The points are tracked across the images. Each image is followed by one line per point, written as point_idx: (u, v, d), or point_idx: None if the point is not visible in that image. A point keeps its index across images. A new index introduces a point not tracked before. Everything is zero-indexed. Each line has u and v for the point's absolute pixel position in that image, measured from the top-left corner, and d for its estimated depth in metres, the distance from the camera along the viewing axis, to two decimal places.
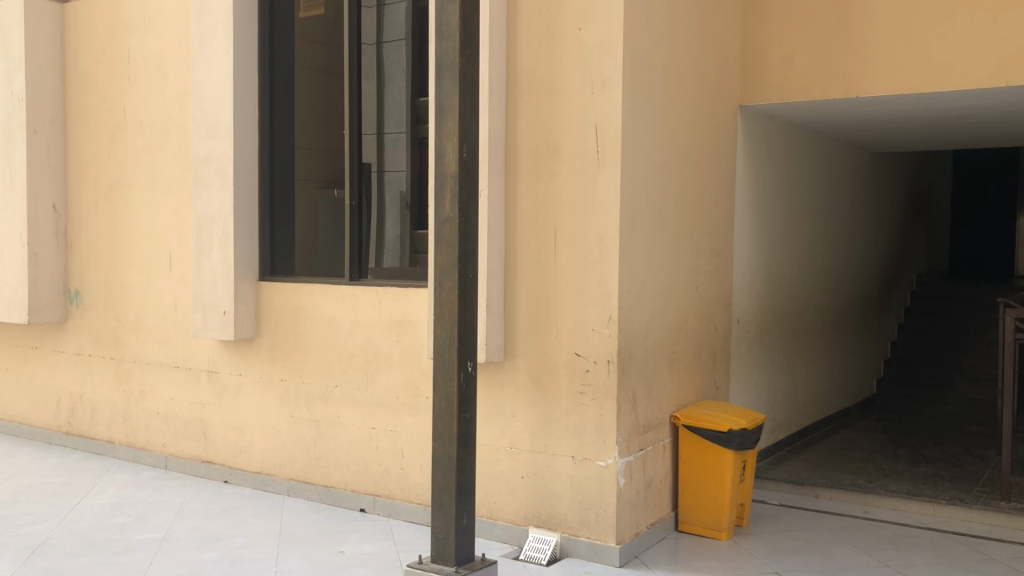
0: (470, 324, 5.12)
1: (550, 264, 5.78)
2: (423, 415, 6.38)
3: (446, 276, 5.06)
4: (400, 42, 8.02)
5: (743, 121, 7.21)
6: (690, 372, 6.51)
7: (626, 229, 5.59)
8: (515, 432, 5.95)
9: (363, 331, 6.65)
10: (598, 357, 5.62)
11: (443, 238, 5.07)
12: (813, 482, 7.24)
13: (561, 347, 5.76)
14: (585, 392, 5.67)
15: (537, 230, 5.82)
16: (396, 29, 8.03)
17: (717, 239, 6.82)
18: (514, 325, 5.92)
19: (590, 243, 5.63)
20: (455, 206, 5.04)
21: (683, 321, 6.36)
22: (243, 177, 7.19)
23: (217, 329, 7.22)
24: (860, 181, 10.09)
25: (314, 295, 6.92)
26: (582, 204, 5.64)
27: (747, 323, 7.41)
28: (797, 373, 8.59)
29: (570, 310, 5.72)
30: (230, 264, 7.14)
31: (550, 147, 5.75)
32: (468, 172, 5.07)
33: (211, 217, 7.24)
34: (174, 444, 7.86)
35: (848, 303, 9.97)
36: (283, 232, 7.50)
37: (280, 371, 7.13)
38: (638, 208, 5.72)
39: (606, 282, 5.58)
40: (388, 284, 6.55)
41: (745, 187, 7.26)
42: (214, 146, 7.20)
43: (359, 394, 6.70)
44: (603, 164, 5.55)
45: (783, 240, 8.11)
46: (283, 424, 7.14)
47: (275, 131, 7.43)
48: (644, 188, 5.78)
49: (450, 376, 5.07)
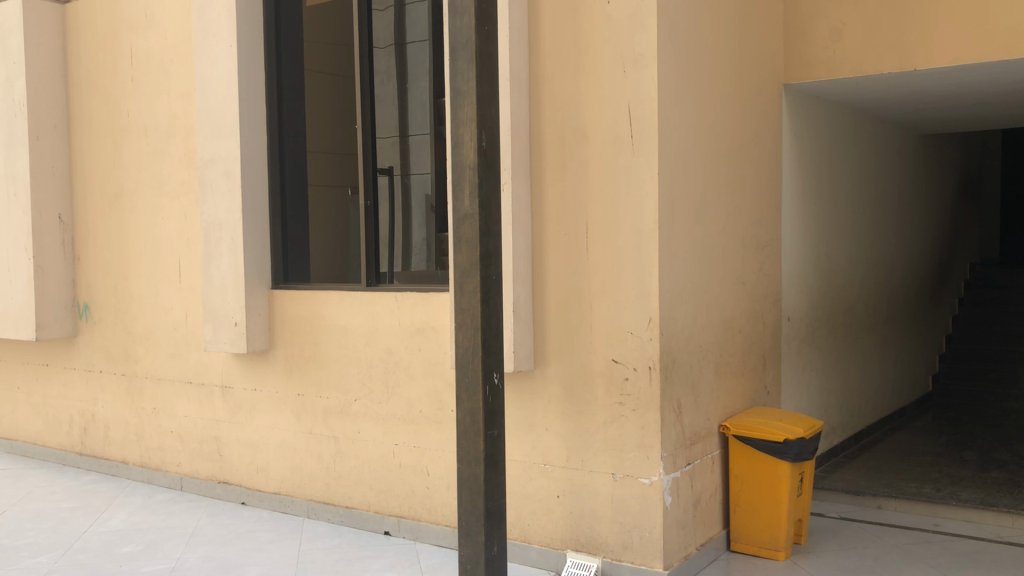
0: (494, 331, 4.61)
1: (583, 262, 5.26)
2: (448, 430, 5.89)
3: (467, 278, 4.56)
4: (424, 39, 6.75)
5: (788, 103, 6.63)
6: (738, 376, 5.96)
7: (665, 221, 5.06)
8: (549, 447, 5.44)
9: (381, 340, 6.18)
10: (638, 363, 5.08)
11: (463, 236, 4.57)
12: (876, 492, 6.64)
13: (596, 352, 5.23)
14: (624, 402, 5.14)
15: (567, 226, 5.30)
16: (417, 27, 6.57)
17: (763, 231, 6.26)
18: (544, 330, 5.41)
19: (626, 237, 5.10)
20: (475, 200, 4.53)
21: (729, 320, 5.82)
22: (251, 179, 6.74)
23: (228, 341, 6.78)
24: (910, 165, 9.44)
25: (329, 303, 6.45)
26: (617, 195, 5.12)
27: (797, 321, 6.84)
28: (851, 373, 7.99)
29: (605, 312, 5.19)
30: (240, 272, 6.69)
31: (578, 133, 5.23)
32: (488, 162, 4.57)
33: (219, 222, 6.80)
34: (189, 463, 7.43)
35: (901, 296, 9.33)
36: (296, 238, 7.04)
37: (296, 385, 6.67)
38: (678, 197, 5.19)
39: (645, 280, 5.04)
40: (407, 289, 6.07)
41: (792, 174, 6.70)
42: (220, 147, 6.76)
43: (380, 409, 6.22)
44: (638, 149, 5.02)
45: (833, 232, 7.51)
46: (301, 441, 6.69)
47: (284, 129, 6.98)
48: (683, 175, 5.24)
49: (474, 389, 4.57)
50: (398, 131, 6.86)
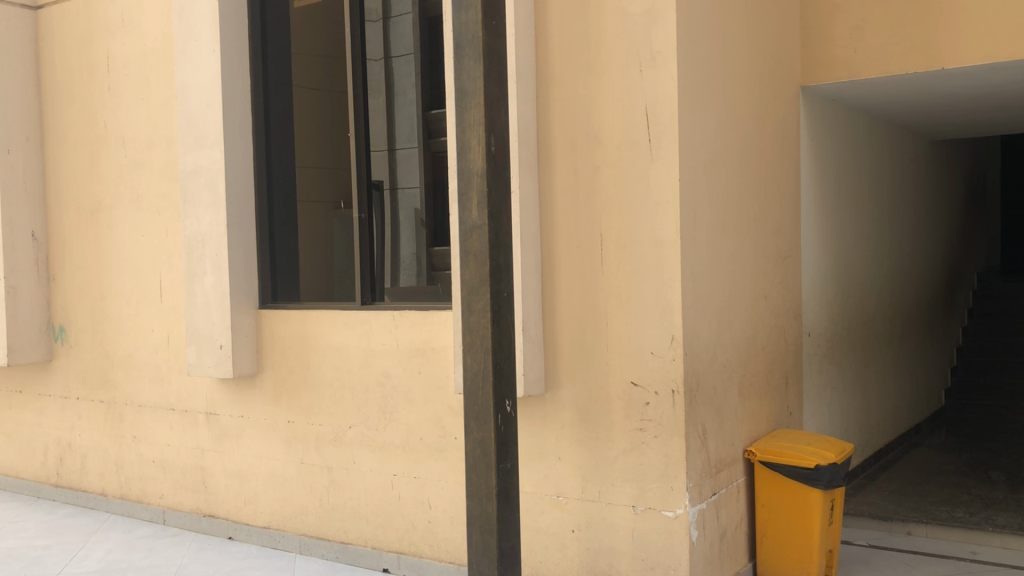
0: (506, 353, 4.20)
1: (597, 275, 4.87)
2: (452, 459, 5.46)
3: (476, 295, 4.15)
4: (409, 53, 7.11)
5: (806, 107, 6.27)
6: (761, 397, 5.57)
7: (687, 232, 4.67)
8: (562, 477, 5.03)
9: (378, 362, 5.75)
10: (660, 386, 4.69)
11: (472, 249, 4.16)
12: (905, 516, 6.25)
13: (613, 374, 4.84)
14: (645, 429, 4.75)
15: (579, 237, 4.91)
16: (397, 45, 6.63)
17: (783, 241, 5.89)
18: (556, 350, 5.01)
19: (645, 248, 4.71)
20: (483, 210, 4.13)
21: (752, 337, 5.43)
22: (237, 191, 6.32)
23: (213, 365, 6.34)
24: (920, 172, 9.10)
25: (322, 323, 6.03)
26: (634, 204, 4.73)
27: (817, 336, 6.46)
28: (869, 389, 7.61)
29: (623, 330, 4.80)
30: (225, 291, 6.26)
31: (591, 137, 4.85)
32: (498, 168, 4.17)
33: (203, 238, 6.37)
34: (172, 495, 6.96)
35: (915, 308, 8.98)
36: (285, 253, 6.62)
37: (286, 411, 6.23)
38: (700, 205, 4.80)
39: (667, 296, 4.65)
40: (405, 307, 5.66)
41: (811, 180, 6.33)
42: (202, 157, 6.34)
43: (377, 436, 5.79)
44: (657, 154, 4.64)
45: (850, 241, 7.15)
46: (292, 471, 6.25)
47: (271, 139, 6.57)
48: (705, 181, 4.86)
49: (485, 417, 4.16)
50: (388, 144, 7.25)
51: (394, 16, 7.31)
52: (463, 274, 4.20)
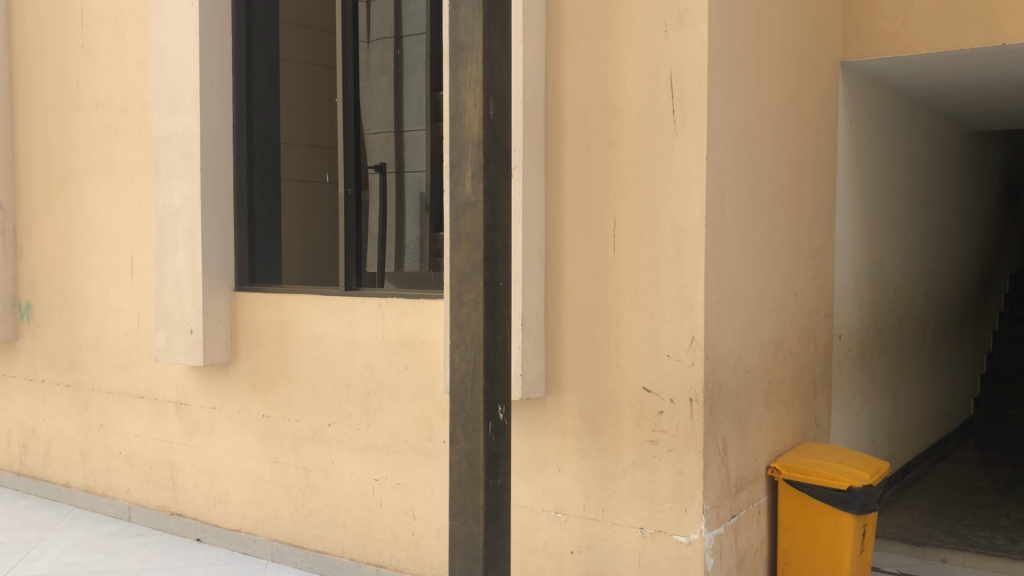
0: (501, 352, 3.62)
1: (607, 266, 4.28)
2: (440, 465, 4.89)
3: (468, 283, 3.57)
4: (421, 33, 6.40)
5: (846, 86, 5.68)
6: (787, 406, 4.98)
7: (713, 218, 4.08)
8: (562, 491, 4.46)
9: (361, 354, 5.18)
10: (676, 394, 4.11)
11: (464, 230, 3.58)
12: (940, 541, 5.65)
13: (623, 378, 4.26)
14: (657, 441, 4.17)
15: (589, 221, 4.32)
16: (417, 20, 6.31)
17: (817, 234, 5.29)
18: (559, 349, 4.43)
19: (664, 236, 4.12)
20: (478, 184, 3.54)
21: (779, 340, 4.84)
22: (213, 161, 5.73)
23: (183, 352, 5.78)
24: (958, 166, 8.48)
25: (302, 309, 5.46)
26: (653, 185, 4.14)
27: (849, 340, 5.87)
28: (899, 398, 7.02)
29: (635, 328, 4.21)
30: (198, 270, 5.69)
31: (606, 107, 4.25)
32: (496, 136, 3.57)
33: (175, 212, 5.80)
34: (139, 490, 6.41)
35: (948, 310, 8.36)
36: (266, 231, 6.04)
37: (261, 404, 5.67)
38: (728, 188, 4.21)
39: (687, 291, 4.06)
40: (393, 294, 5.08)
41: (848, 167, 5.74)
42: (177, 123, 5.76)
43: (358, 436, 5.22)
44: (682, 127, 4.05)
45: (886, 237, 6.55)
46: (266, 471, 5.69)
47: (254, 106, 5.98)
48: (735, 162, 4.26)
49: (473, 426, 3.58)
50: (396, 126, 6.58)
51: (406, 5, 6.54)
52: (453, 258, 3.62)
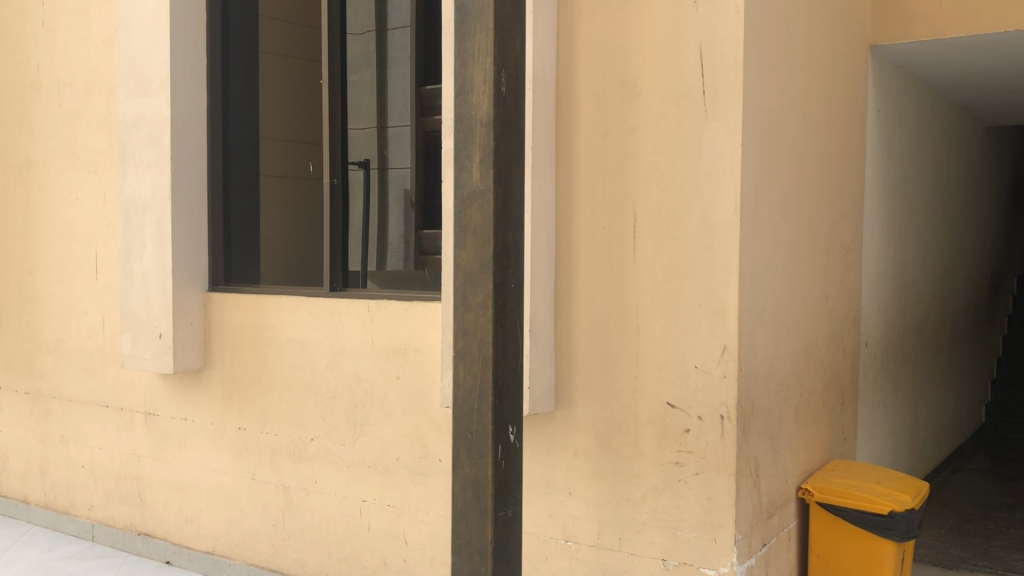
0: (512, 364, 3.15)
1: (627, 266, 3.82)
2: (435, 486, 4.42)
3: (475, 285, 3.10)
4: (405, 27, 6.69)
5: (875, 75, 5.26)
6: (816, 421, 4.55)
7: (747, 213, 3.63)
8: (573, 517, 3.99)
9: (347, 362, 4.69)
10: (705, 410, 3.66)
11: (471, 223, 3.10)
12: (973, 565, 5.22)
13: (644, 392, 3.80)
14: (682, 463, 3.72)
15: (606, 216, 3.85)
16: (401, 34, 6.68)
17: (846, 232, 4.86)
18: (570, 358, 3.97)
19: (692, 233, 3.66)
20: (488, 172, 3.06)
21: (809, 348, 4.40)
22: (185, 147, 5.22)
23: (151, 358, 5.27)
24: (974, 163, 8.08)
25: (282, 311, 4.96)
26: (681, 176, 3.67)
27: (875, 347, 5.44)
28: (919, 407, 6.62)
29: (658, 336, 3.76)
30: (168, 268, 5.18)
31: (626, 88, 3.79)
32: (509, 116, 3.10)
33: (143, 204, 5.28)
34: (103, 507, 5.89)
35: (963, 314, 7.97)
36: (243, 224, 5.55)
37: (237, 416, 5.17)
38: (763, 179, 3.75)
39: (719, 294, 3.61)
40: (383, 296, 4.59)
41: (876, 161, 5.31)
42: (145, 106, 5.24)
43: (344, 453, 4.74)
44: (713, 111, 3.59)
45: (910, 235, 6.14)
46: (242, 488, 5.19)
47: (231, 88, 5.47)
48: (770, 149, 3.82)
49: (480, 450, 3.11)
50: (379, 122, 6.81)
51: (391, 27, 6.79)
52: (458, 256, 3.14)
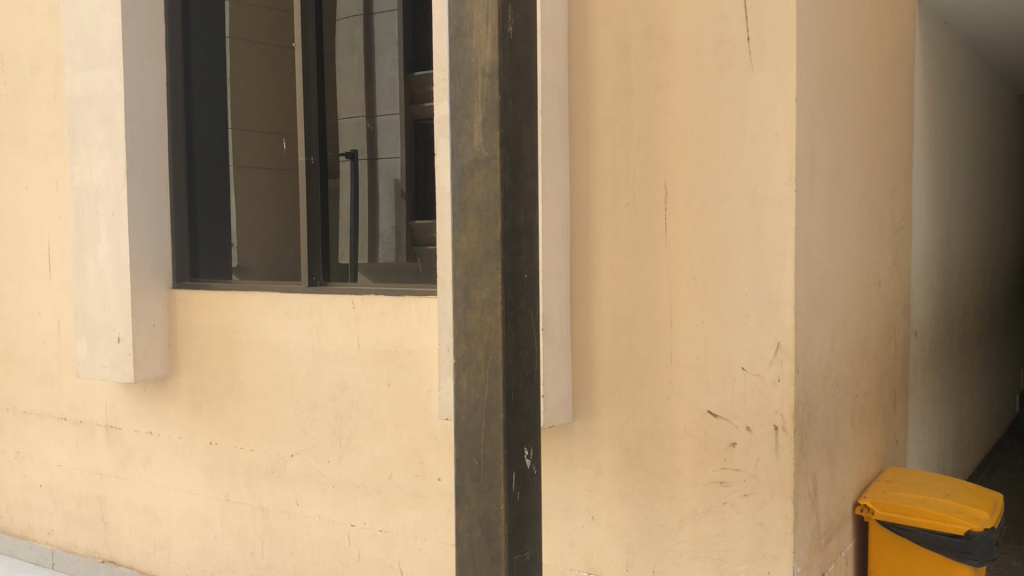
0: (527, 373, 2.55)
1: (657, 250, 3.22)
2: (434, 509, 3.82)
3: (479, 276, 2.50)
4: (393, 10, 6.18)
5: (923, 37, 4.66)
6: (870, 424, 3.96)
7: (803, 183, 3.03)
8: (597, 547, 3.40)
9: (331, 367, 4.08)
10: (755, 420, 3.07)
11: (473, 198, 2.49)
12: None
13: (680, 399, 3.21)
14: (728, 482, 3.13)
15: (631, 191, 3.25)
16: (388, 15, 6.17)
17: (896, 207, 4.27)
18: (591, 360, 3.38)
19: (736, 209, 3.06)
20: (492, 134, 2.44)
21: (863, 341, 3.81)
22: (142, 124, 4.58)
23: (109, 365, 4.64)
24: (1009, 133, 7.48)
25: (255, 311, 4.35)
26: (723, 140, 3.07)
27: (924, 338, 4.86)
28: (962, 402, 6.04)
29: (698, 333, 3.17)
30: (126, 264, 4.55)
31: (653, 37, 3.18)
32: (518, 64, 2.49)
33: (96, 191, 4.64)
34: (64, 532, 5.27)
35: (1000, 297, 7.38)
36: (210, 214, 4.93)
37: (207, 429, 4.56)
38: (818, 142, 3.15)
39: (771, 281, 3.02)
40: (369, 291, 3.98)
41: (925, 126, 4.71)
42: (96, 78, 4.60)
43: (329, 471, 4.13)
44: (760, 61, 2.99)
45: (955, 211, 5.54)
46: (216, 511, 4.58)
47: (194, 58, 4.83)
48: (824, 107, 3.21)
49: (490, 480, 2.51)
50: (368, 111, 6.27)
51: (376, 11, 6.30)
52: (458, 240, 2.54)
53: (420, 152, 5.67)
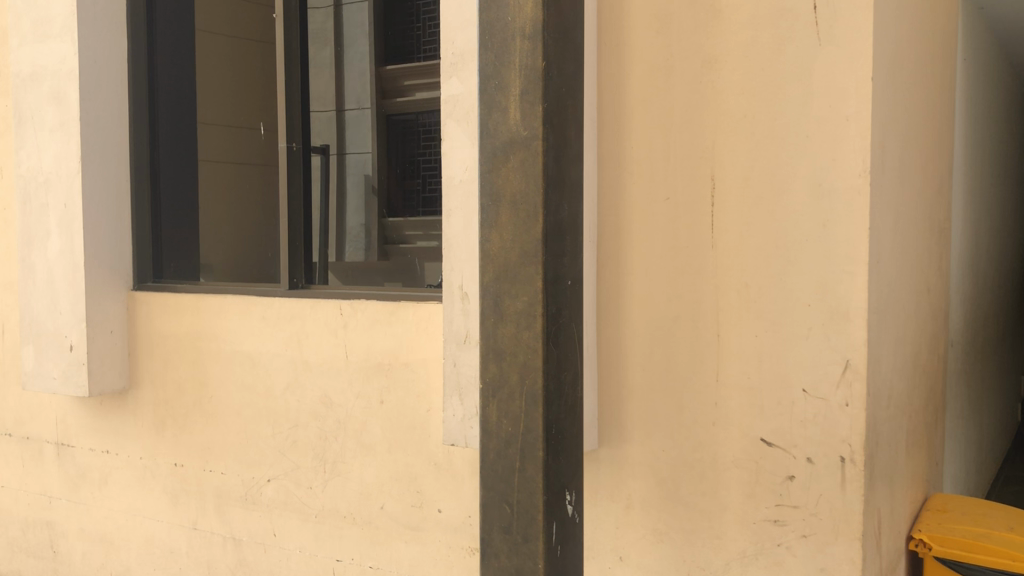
0: (569, 400, 2.10)
1: (702, 252, 2.78)
2: (434, 545, 3.35)
3: (513, 283, 2.04)
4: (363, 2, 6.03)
5: (964, 24, 4.28)
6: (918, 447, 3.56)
7: (876, 175, 2.61)
8: None
9: (314, 381, 3.60)
10: (817, 448, 2.65)
11: (507, 188, 2.04)
12: None
13: (727, 424, 2.78)
14: (784, 521, 2.71)
15: (671, 183, 2.82)
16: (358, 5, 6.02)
17: (940, 207, 3.88)
18: (621, 378, 2.94)
19: (798, 205, 2.64)
20: (531, 108, 1.99)
21: (915, 355, 3.41)
22: (98, 104, 4.05)
23: (60, 376, 4.11)
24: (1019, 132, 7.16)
25: (227, 317, 3.84)
26: (782, 125, 2.65)
27: (958, 349, 4.49)
28: (982, 415, 5.69)
29: (748, 348, 2.74)
30: (79, 263, 4.01)
31: (701, 5, 2.74)
32: (563, 24, 2.04)
33: (45, 180, 4.10)
34: (8, 560, 4.72)
35: (1010, 303, 7.06)
36: (175, 207, 4.41)
37: (172, 449, 4.05)
38: (887, 129, 2.74)
39: (839, 289, 2.59)
40: (361, 295, 3.51)
41: (963, 119, 4.33)
42: (45, 52, 4.06)
43: (311, 499, 3.65)
44: (830, 33, 2.56)
45: (982, 213, 5.18)
46: (181, 541, 4.06)
47: (158, 34, 4.32)
48: (893, 88, 2.80)
49: (526, 532, 2.05)
50: (336, 104, 6.15)
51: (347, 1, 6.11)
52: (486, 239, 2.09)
53: (408, 142, 5.80)
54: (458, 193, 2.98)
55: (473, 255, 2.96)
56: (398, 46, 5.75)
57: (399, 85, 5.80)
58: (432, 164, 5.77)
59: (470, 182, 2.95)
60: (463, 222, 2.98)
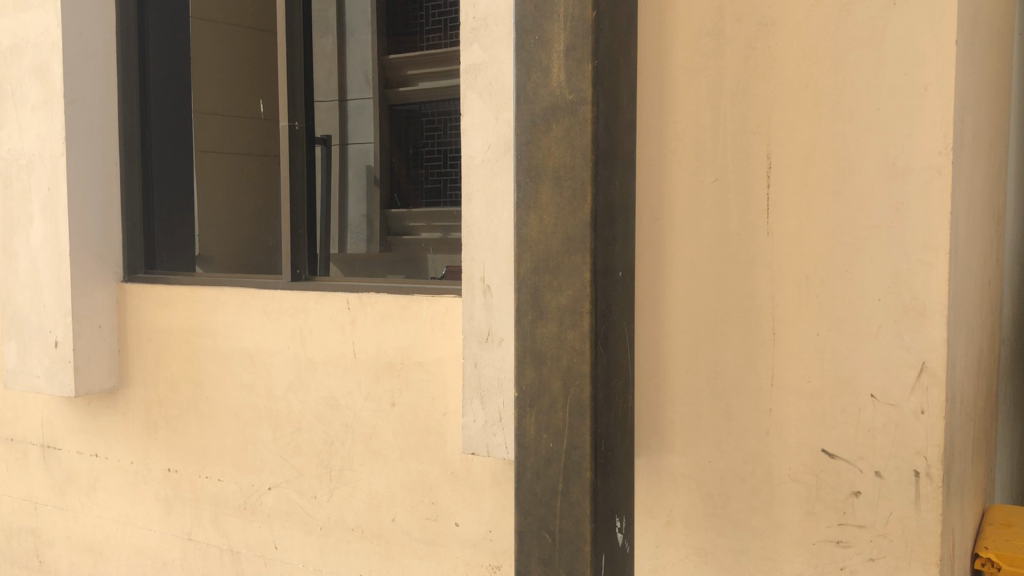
0: None
1: (756, 240, 2.48)
2: (450, 561, 3.05)
3: (556, 276, 1.97)
4: None
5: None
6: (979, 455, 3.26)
7: (958, 153, 2.30)
8: None
9: (318, 381, 3.30)
10: (887, 461, 2.35)
11: (550, 164, 1.96)
12: None
13: (782, 432, 2.49)
14: (847, 542, 2.41)
15: (720, 164, 2.52)
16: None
17: (1000, 193, 3.57)
18: (661, 380, 2.65)
19: (868, 187, 2.33)
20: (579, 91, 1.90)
21: (979, 355, 3.11)
22: (85, 81, 3.74)
23: (44, 374, 3.80)
24: None
25: (224, 311, 3.54)
26: (849, 95, 2.34)
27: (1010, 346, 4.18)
28: None
29: (808, 348, 2.44)
30: (64, 251, 3.71)
31: None
32: None
33: (28, 162, 3.79)
34: None
35: None
36: (166, 199, 4.16)
37: (165, 453, 3.75)
38: (966, 101, 2.43)
39: (913, 282, 2.29)
40: (370, 288, 3.21)
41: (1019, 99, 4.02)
42: (27, 23, 3.75)
43: (315, 509, 3.36)
44: None
45: None
46: (175, 553, 3.76)
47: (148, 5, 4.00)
48: (971, 56, 2.49)
49: None
50: (339, 94, 5.82)
51: None
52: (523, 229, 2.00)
53: (413, 136, 5.51)
54: (480, 173, 2.68)
55: (497, 243, 2.67)
56: (401, 32, 5.47)
57: (403, 73, 5.50)
58: (435, 157, 5.46)
59: (493, 160, 2.65)
60: (485, 205, 2.68)
